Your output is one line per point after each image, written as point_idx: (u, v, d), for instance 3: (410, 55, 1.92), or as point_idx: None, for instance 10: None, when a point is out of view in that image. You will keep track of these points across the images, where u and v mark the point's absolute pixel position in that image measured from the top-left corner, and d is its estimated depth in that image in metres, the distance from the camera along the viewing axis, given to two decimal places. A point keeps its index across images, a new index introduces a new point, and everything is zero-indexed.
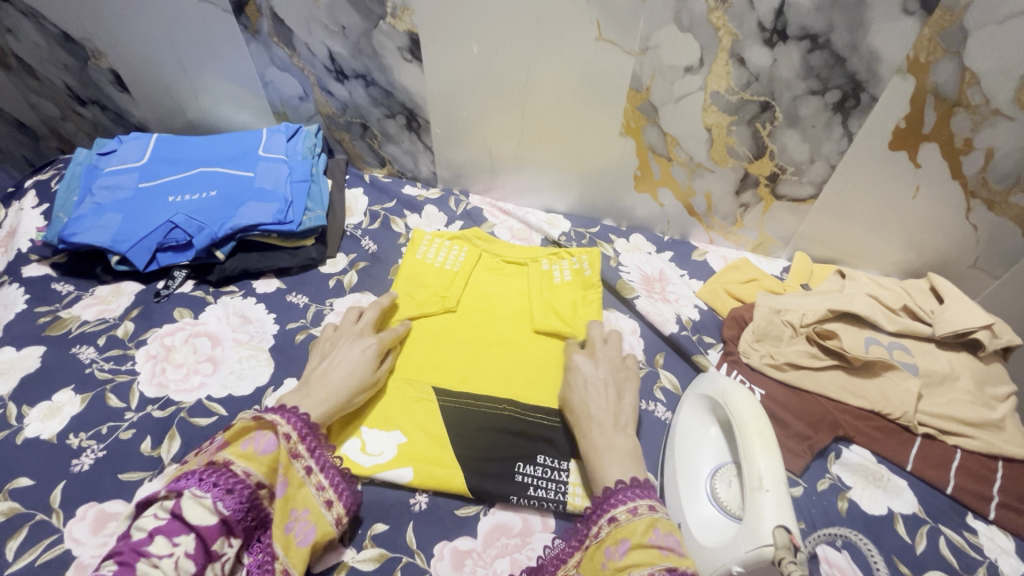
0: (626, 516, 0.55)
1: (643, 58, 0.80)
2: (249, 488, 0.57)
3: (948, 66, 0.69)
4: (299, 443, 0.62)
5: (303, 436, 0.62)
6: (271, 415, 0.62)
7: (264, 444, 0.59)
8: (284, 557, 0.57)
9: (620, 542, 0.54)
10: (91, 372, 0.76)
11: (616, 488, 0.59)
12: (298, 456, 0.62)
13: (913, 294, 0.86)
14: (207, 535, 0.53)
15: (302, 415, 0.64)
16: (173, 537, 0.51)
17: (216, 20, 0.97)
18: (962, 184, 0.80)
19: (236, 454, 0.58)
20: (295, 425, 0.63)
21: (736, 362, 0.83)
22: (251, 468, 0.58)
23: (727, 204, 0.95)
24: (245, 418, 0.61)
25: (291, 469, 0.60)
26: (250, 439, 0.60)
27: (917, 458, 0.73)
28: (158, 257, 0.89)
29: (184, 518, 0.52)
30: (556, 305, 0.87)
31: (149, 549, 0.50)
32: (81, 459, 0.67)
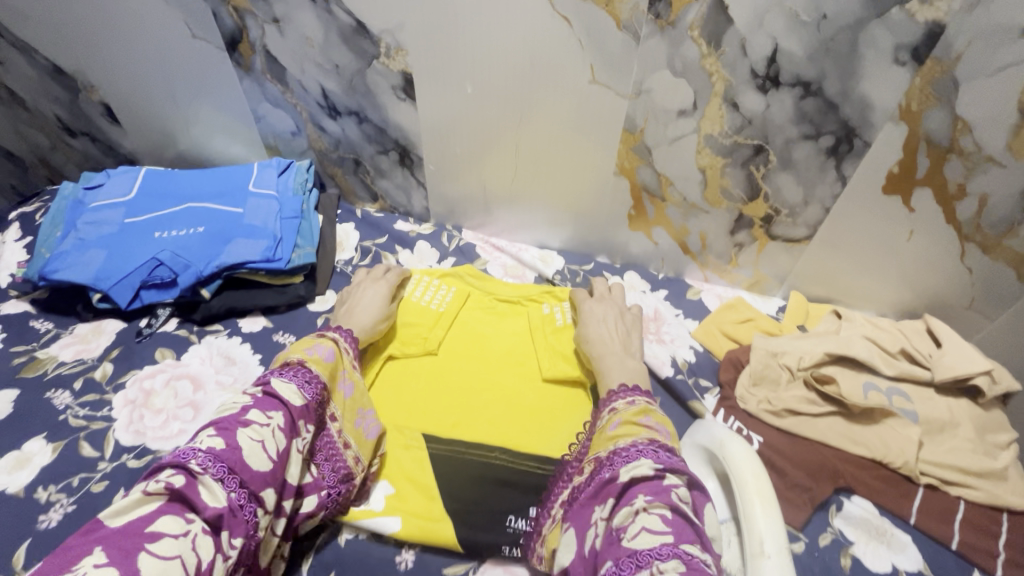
0: (624, 406, 0.65)
1: (636, 101, 0.80)
2: (321, 384, 0.65)
3: (940, 114, 0.69)
4: (352, 355, 0.74)
5: (354, 351, 0.75)
6: (329, 334, 0.73)
7: (326, 352, 0.69)
8: (354, 446, 0.68)
9: (615, 420, 0.63)
10: (64, 418, 0.73)
11: (620, 389, 0.69)
12: (352, 365, 0.73)
13: (910, 337, 0.85)
14: (294, 412, 0.60)
15: (350, 332, 0.77)
16: (265, 411, 0.58)
17: (209, 56, 0.96)
18: (957, 229, 0.80)
19: (306, 358, 0.66)
20: (348, 343, 0.75)
21: (733, 407, 0.81)
22: (320, 369, 0.66)
23: (722, 242, 0.95)
24: (308, 338, 0.71)
25: (351, 374, 0.72)
26: (311, 348, 0.68)
27: (921, 512, 0.71)
28: (142, 295, 0.87)
29: (277, 395, 0.59)
30: (554, 347, 0.85)
31: (248, 420, 0.56)
32: (48, 515, 0.64)
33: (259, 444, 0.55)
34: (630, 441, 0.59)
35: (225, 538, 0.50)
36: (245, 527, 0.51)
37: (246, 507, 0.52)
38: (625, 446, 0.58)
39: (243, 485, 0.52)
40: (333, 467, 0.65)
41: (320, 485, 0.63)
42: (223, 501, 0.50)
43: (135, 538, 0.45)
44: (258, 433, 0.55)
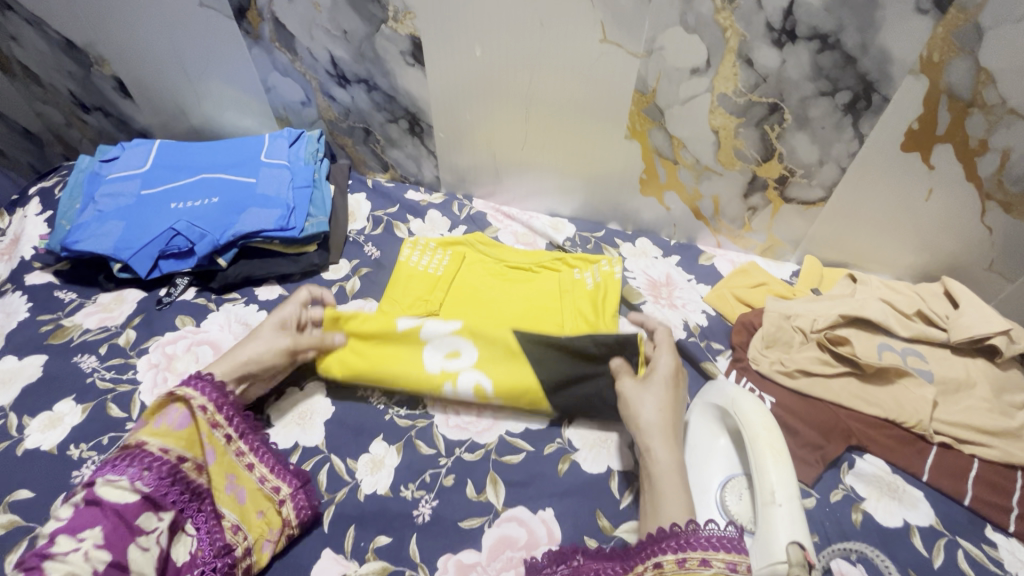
0: (672, 567, 0.51)
1: (648, 60, 0.78)
2: (169, 462, 0.60)
3: (963, 65, 0.67)
4: (216, 414, 0.65)
5: (220, 405, 0.66)
6: (176, 389, 0.64)
7: (179, 417, 0.63)
8: (231, 514, 0.63)
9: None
10: (92, 381, 0.76)
11: (669, 530, 0.53)
12: (213, 427, 0.65)
13: (926, 298, 0.84)
14: (125, 512, 0.56)
15: (213, 382, 0.66)
16: (77, 533, 0.53)
17: (218, 26, 0.96)
18: (977, 186, 0.78)
19: (150, 434, 0.61)
20: (208, 393, 0.65)
21: (745, 370, 0.81)
22: (166, 444, 0.61)
23: (736, 206, 0.94)
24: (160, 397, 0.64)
25: (212, 439, 0.65)
26: (162, 416, 0.63)
27: (934, 469, 0.71)
28: (161, 265, 0.89)
29: (101, 503, 0.55)
30: (580, 310, 0.86)
31: (53, 550, 0.52)
32: (81, 470, 0.67)
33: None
34: None
35: None
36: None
37: None
38: None
39: None
40: (215, 540, 0.60)
41: (197, 565, 0.59)
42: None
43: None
44: (64, 562, 0.51)
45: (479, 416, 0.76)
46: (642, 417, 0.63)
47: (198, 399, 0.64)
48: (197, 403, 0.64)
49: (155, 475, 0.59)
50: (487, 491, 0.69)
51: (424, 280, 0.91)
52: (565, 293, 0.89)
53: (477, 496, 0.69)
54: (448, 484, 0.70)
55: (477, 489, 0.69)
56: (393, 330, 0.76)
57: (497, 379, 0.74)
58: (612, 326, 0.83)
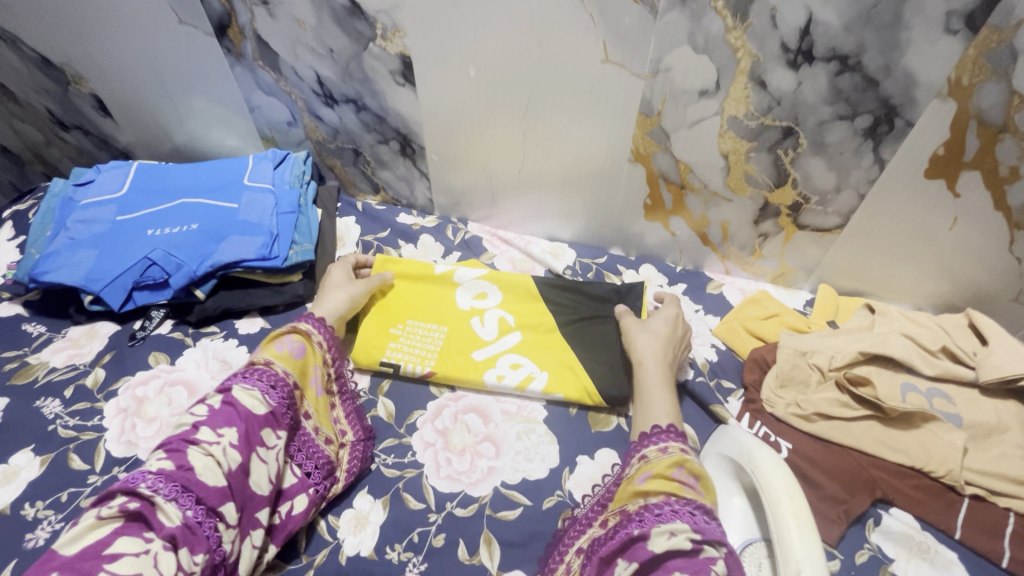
0: (657, 454, 0.58)
1: (653, 82, 0.73)
2: (289, 384, 0.64)
3: (995, 89, 0.62)
4: (325, 353, 0.72)
5: (326, 343, 0.72)
6: (296, 323, 0.70)
7: (296, 347, 0.67)
8: (334, 441, 0.69)
9: (643, 473, 0.57)
10: (54, 429, 0.71)
11: (651, 430, 0.62)
12: (323, 359, 0.71)
13: (952, 333, 0.79)
14: (255, 421, 0.59)
15: (325, 325, 0.73)
16: (218, 428, 0.56)
17: (198, 43, 0.91)
18: (1006, 216, 0.73)
19: (274, 355, 0.65)
20: (321, 332, 0.72)
21: (758, 412, 0.76)
22: (288, 368, 0.65)
23: (746, 233, 0.88)
24: (278, 330, 0.69)
25: (316, 373, 0.69)
26: (282, 344, 0.67)
27: (966, 525, 0.66)
28: (135, 296, 0.84)
29: (238, 406, 0.58)
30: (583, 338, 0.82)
31: (196, 438, 0.54)
32: (36, 533, 0.61)
33: (211, 462, 0.54)
34: (662, 499, 0.53)
35: (187, 557, 0.49)
36: (207, 544, 0.51)
37: (206, 523, 0.51)
38: (657, 504, 0.53)
39: (199, 502, 0.52)
40: (316, 464, 0.65)
41: (306, 485, 0.64)
42: (178, 520, 0.49)
43: (92, 562, 0.44)
44: (207, 450, 0.54)
45: (472, 466, 0.70)
46: (646, 345, 0.72)
47: (314, 334, 0.70)
48: (314, 337, 0.70)
49: (281, 393, 0.62)
50: (480, 553, 0.63)
51: None
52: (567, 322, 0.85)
53: (470, 559, 0.63)
54: (438, 545, 0.64)
55: (469, 551, 0.63)
56: (428, 273, 0.86)
57: (519, 315, 0.83)
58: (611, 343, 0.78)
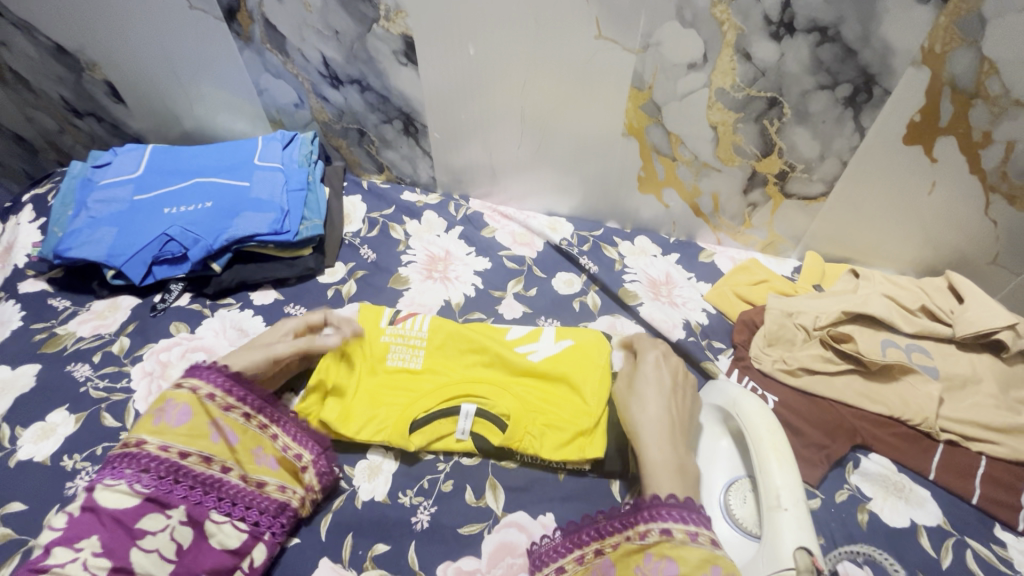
0: (684, 539, 0.51)
1: (644, 56, 0.77)
2: (166, 460, 0.60)
3: (966, 56, 0.66)
4: (227, 397, 0.66)
5: (229, 388, 0.66)
6: (179, 385, 0.65)
7: (176, 413, 0.62)
8: (272, 478, 0.66)
9: (666, 560, 0.50)
10: (86, 391, 0.76)
11: (664, 499, 0.55)
12: (224, 408, 0.66)
13: (931, 293, 0.83)
14: (125, 518, 0.55)
15: (216, 369, 0.67)
16: (74, 543, 0.52)
17: (208, 28, 0.95)
18: (981, 179, 0.76)
19: (149, 432, 0.61)
20: (213, 381, 0.66)
21: (747, 368, 0.80)
22: (163, 442, 0.61)
23: (736, 203, 0.92)
24: (162, 393, 0.65)
25: (224, 420, 0.65)
26: (159, 414, 0.62)
27: (940, 467, 0.70)
28: (154, 270, 0.88)
29: (97, 510, 0.55)
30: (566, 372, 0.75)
31: (49, 562, 0.51)
32: (75, 482, 0.67)
33: None
34: None
35: None
36: None
37: None
38: None
39: None
40: (258, 510, 0.63)
41: (259, 533, 0.62)
42: None
43: None
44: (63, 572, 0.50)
45: None
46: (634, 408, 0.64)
47: (203, 388, 0.65)
48: (202, 391, 0.65)
49: (154, 476, 0.58)
50: (486, 496, 0.68)
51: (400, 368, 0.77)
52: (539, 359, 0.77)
53: (477, 502, 0.68)
54: (447, 490, 0.69)
55: (476, 495, 0.68)
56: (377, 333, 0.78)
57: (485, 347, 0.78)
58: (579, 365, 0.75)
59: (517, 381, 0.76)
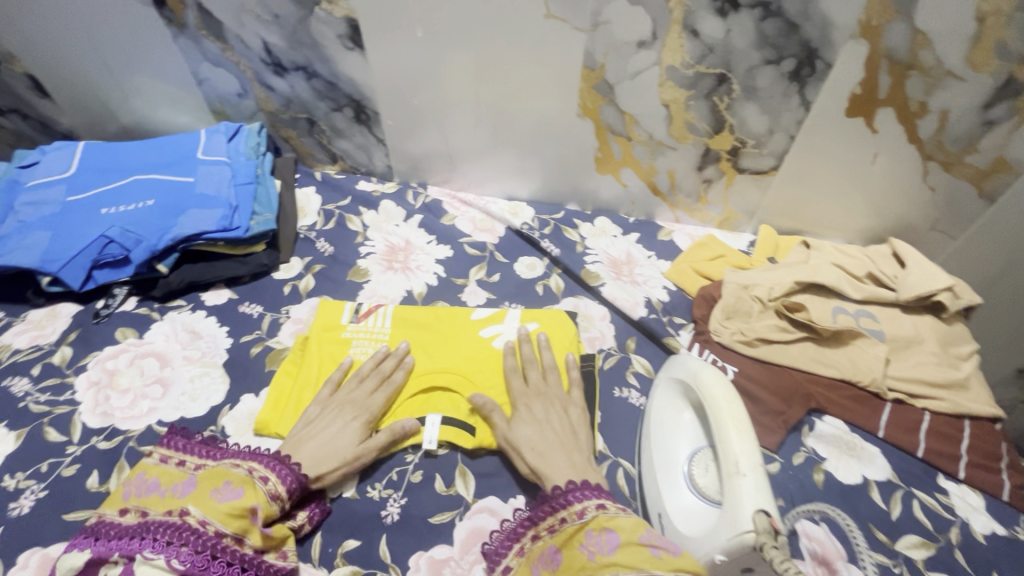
0: (617, 511, 0.53)
1: (594, 35, 0.77)
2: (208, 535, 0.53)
3: (900, 29, 0.68)
4: (279, 485, 0.60)
5: (285, 478, 0.60)
6: (247, 466, 0.61)
7: (231, 492, 0.57)
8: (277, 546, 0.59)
9: (606, 532, 0.50)
10: (26, 406, 0.72)
11: (567, 486, 0.59)
12: (273, 497, 0.59)
13: (876, 260, 0.86)
14: None
15: (297, 472, 0.61)
16: None
17: (136, 14, 0.89)
18: (919, 148, 0.80)
19: (197, 504, 0.55)
20: (275, 468, 0.61)
21: (707, 342, 0.82)
22: (206, 517, 0.54)
23: (691, 180, 0.94)
24: (223, 468, 0.60)
25: (265, 510, 0.58)
26: (216, 489, 0.57)
27: (888, 425, 0.73)
28: (95, 275, 0.83)
29: None
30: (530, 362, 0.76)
31: None
32: (19, 502, 0.63)
33: None
34: None
35: None
36: None
37: None
38: None
39: None
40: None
41: None
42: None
43: None
44: None
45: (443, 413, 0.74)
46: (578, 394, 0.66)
47: (259, 471, 0.60)
48: (257, 475, 0.60)
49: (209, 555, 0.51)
50: (456, 484, 0.68)
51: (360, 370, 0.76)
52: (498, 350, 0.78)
53: (446, 490, 0.67)
54: (416, 480, 0.68)
55: (445, 483, 0.68)
56: (331, 337, 0.79)
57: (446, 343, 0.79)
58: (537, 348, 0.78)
59: (484, 370, 0.76)
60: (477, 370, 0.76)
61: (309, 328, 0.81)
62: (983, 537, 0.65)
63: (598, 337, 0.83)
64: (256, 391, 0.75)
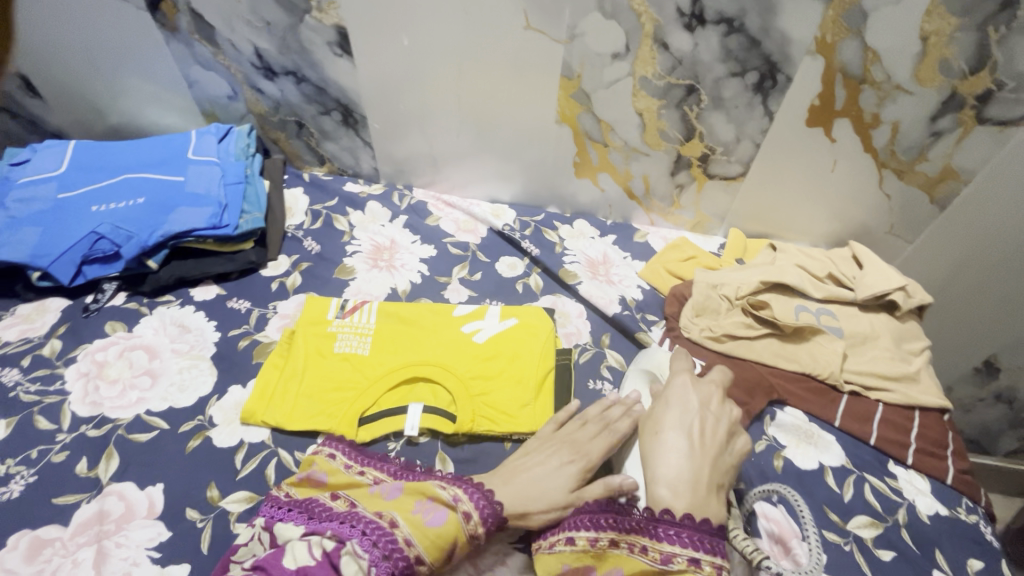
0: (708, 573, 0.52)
1: (571, 46, 0.81)
2: (402, 556, 0.51)
3: (852, 45, 0.74)
4: (479, 525, 0.56)
5: (482, 511, 0.57)
6: (452, 490, 0.58)
7: (436, 515, 0.55)
8: None
9: None
10: (16, 395, 0.73)
11: (681, 519, 0.54)
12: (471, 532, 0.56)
13: (836, 262, 0.91)
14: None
15: (494, 502, 0.58)
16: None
17: (130, 18, 0.92)
18: (873, 157, 0.85)
19: (407, 519, 0.54)
20: (473, 497, 0.58)
21: (677, 337, 0.86)
22: (413, 537, 0.53)
23: (664, 184, 0.98)
24: (428, 485, 0.59)
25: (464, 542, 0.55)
26: (422, 508, 0.56)
27: (844, 415, 0.78)
28: (85, 270, 0.85)
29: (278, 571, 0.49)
30: (508, 355, 0.80)
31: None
32: (9, 487, 0.65)
33: None
34: None
35: None
36: None
37: None
38: None
39: None
40: None
41: None
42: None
43: None
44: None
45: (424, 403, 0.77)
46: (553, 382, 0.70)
47: (465, 503, 0.57)
48: (463, 506, 0.57)
49: (392, 568, 0.49)
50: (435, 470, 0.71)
51: (344, 362, 0.79)
52: (478, 344, 0.81)
53: None
54: None
55: None
56: (317, 331, 0.82)
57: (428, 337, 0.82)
58: (515, 342, 0.81)
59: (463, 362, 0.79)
60: (457, 362, 0.79)
61: (295, 324, 0.84)
62: (927, 517, 0.70)
63: (574, 333, 0.87)
64: (243, 383, 0.78)
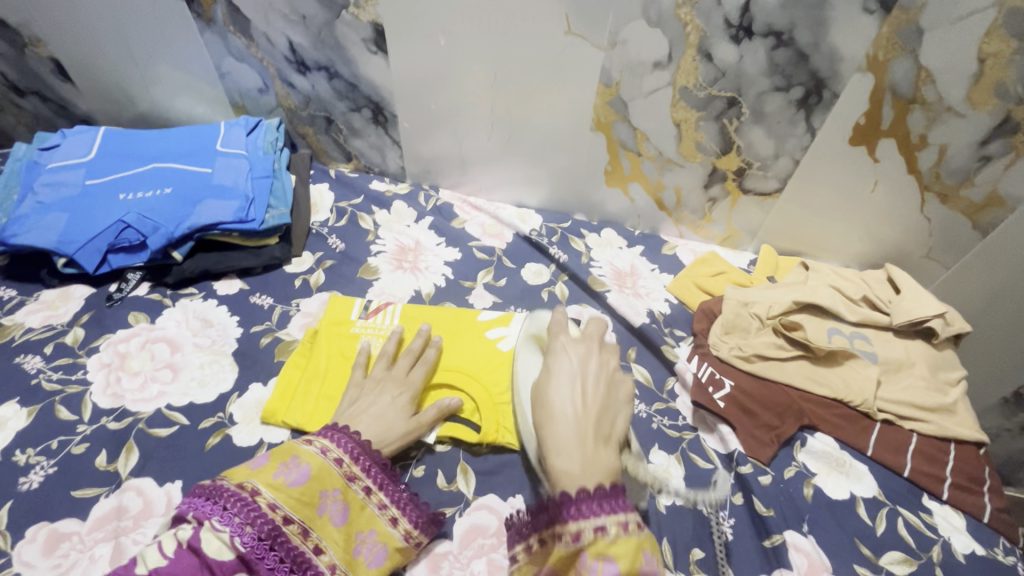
0: (617, 532, 0.46)
1: (611, 53, 0.80)
2: (271, 517, 0.54)
3: (905, 64, 0.71)
4: (354, 465, 0.61)
5: (356, 456, 0.61)
6: (314, 441, 0.61)
7: (298, 472, 0.57)
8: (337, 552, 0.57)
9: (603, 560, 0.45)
10: (38, 383, 0.73)
11: (577, 494, 0.48)
12: (347, 479, 0.60)
13: (872, 284, 0.89)
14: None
15: (354, 438, 0.62)
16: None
17: (165, 7, 0.91)
18: (917, 179, 0.83)
19: (267, 484, 0.56)
20: (337, 441, 0.61)
21: (705, 354, 0.84)
22: (277, 500, 0.55)
23: (696, 197, 0.96)
24: (290, 445, 0.60)
25: (347, 492, 0.59)
26: (284, 467, 0.57)
27: (877, 444, 0.76)
28: (110, 259, 0.84)
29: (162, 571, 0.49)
30: None
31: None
32: (29, 477, 0.65)
33: None
34: None
35: None
36: None
37: None
38: None
39: None
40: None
41: None
42: None
43: None
44: None
45: None
46: None
47: (333, 452, 0.60)
48: (332, 455, 0.60)
49: (258, 532, 0.52)
50: (458, 480, 0.70)
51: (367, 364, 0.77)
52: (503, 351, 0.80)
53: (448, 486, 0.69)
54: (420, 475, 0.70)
55: (447, 479, 0.70)
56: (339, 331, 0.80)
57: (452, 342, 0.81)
58: None
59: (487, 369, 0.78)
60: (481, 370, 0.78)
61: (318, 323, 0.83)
62: (963, 556, 0.68)
63: None
64: (264, 381, 0.77)
